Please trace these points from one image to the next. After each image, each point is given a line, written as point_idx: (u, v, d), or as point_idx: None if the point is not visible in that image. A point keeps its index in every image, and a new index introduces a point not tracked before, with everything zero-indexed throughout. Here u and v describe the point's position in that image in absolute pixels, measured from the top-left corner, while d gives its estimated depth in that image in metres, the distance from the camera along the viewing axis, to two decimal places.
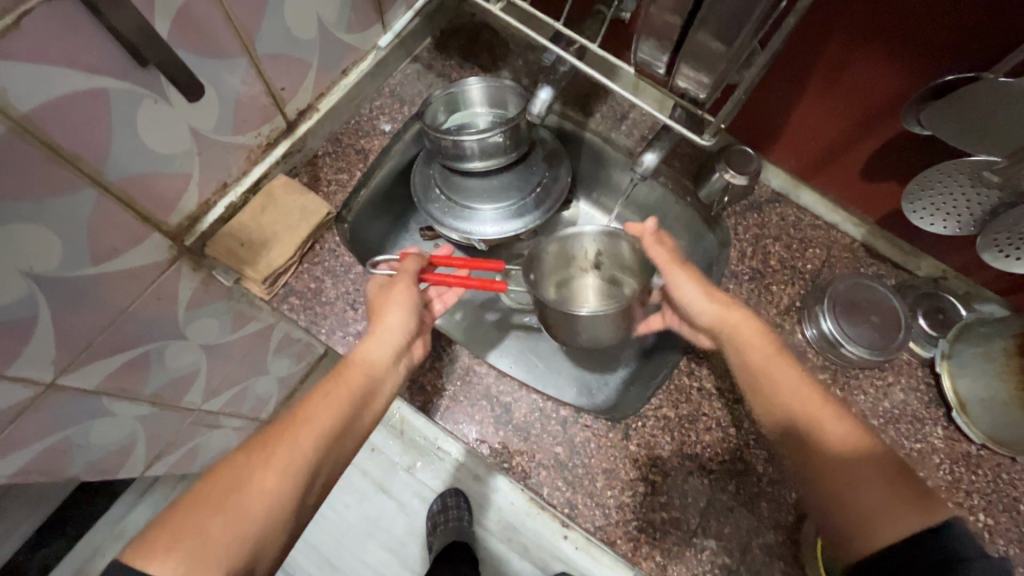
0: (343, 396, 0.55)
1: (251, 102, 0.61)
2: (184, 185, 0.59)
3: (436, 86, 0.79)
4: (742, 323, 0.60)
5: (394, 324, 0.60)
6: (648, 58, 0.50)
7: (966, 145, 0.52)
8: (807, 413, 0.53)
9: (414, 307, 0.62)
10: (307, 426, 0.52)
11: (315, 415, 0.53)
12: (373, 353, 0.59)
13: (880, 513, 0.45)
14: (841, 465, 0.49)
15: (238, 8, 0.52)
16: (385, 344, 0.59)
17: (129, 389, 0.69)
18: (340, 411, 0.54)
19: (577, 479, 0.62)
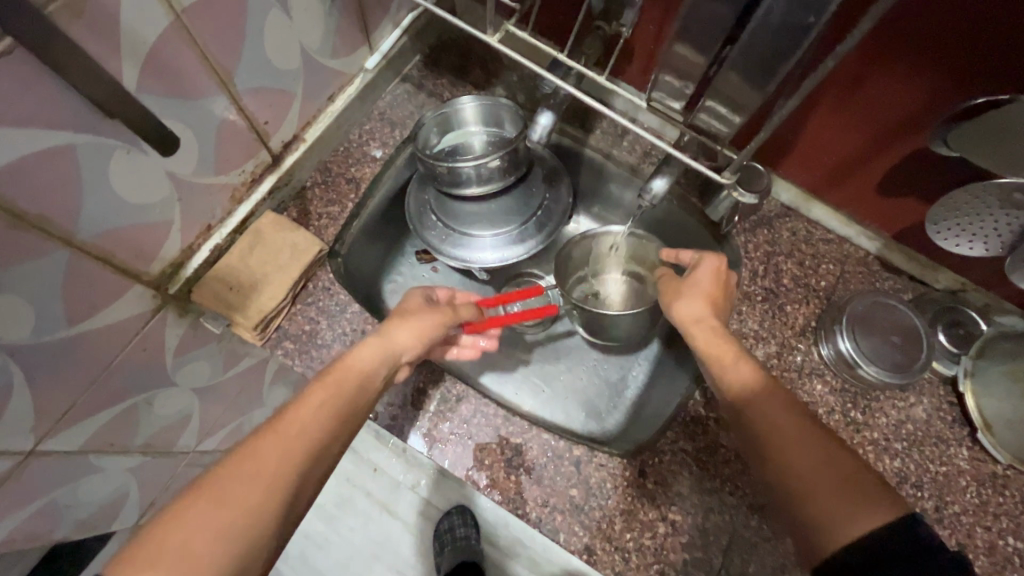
0: (326, 398, 0.50)
1: (232, 139, 0.57)
2: (166, 232, 0.56)
3: (427, 107, 0.75)
4: (709, 331, 0.59)
5: (406, 337, 0.57)
6: (663, 97, 0.49)
7: (1000, 168, 0.49)
8: (755, 414, 0.50)
9: (428, 329, 0.59)
10: (289, 430, 0.46)
11: (297, 419, 0.47)
12: (370, 359, 0.55)
13: (833, 513, 0.42)
14: (805, 469, 0.45)
15: (212, 45, 0.48)
16: (383, 356, 0.55)
17: (117, 443, 0.65)
18: (327, 417, 0.49)
19: (595, 522, 0.59)
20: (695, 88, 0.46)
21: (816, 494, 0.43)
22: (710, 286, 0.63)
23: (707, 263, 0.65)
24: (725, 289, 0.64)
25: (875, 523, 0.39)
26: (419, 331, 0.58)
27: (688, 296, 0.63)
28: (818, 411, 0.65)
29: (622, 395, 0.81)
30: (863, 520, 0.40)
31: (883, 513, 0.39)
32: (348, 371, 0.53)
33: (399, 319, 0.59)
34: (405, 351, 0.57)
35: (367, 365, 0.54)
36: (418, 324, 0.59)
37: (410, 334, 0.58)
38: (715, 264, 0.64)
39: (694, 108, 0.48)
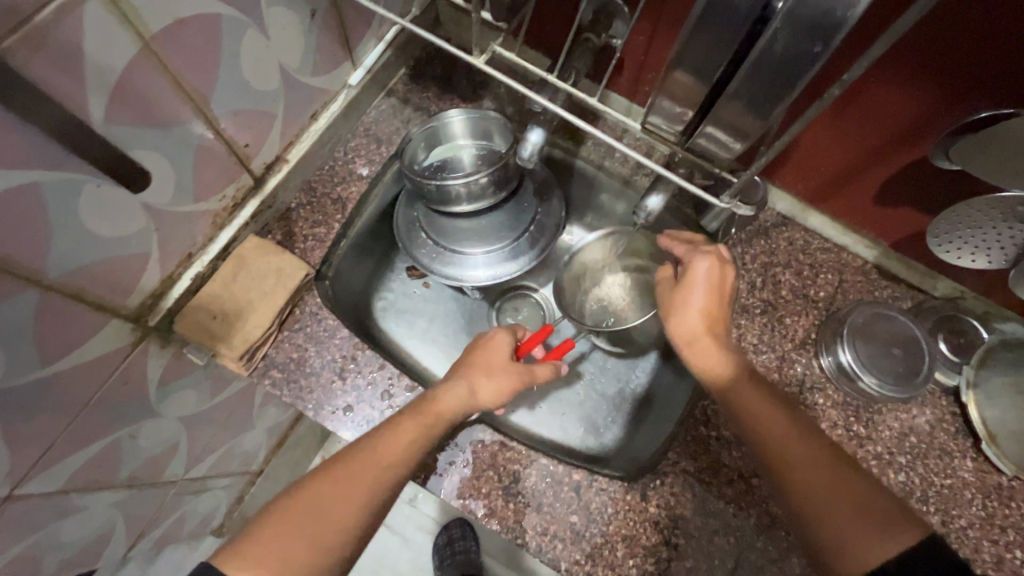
0: (414, 433, 0.53)
1: (212, 165, 0.55)
2: (144, 264, 0.53)
3: (414, 122, 0.73)
4: (708, 342, 0.57)
5: (489, 392, 0.57)
6: (661, 122, 0.47)
7: (1000, 181, 0.48)
8: (768, 432, 0.51)
9: (507, 381, 0.58)
10: (380, 463, 0.50)
11: (390, 452, 0.51)
12: (455, 404, 0.55)
13: (865, 536, 0.44)
14: (825, 490, 0.47)
15: (185, 71, 0.46)
16: (466, 401, 0.56)
17: (101, 479, 0.62)
18: (414, 450, 0.52)
19: (596, 549, 0.58)
20: (694, 115, 0.44)
21: (834, 515, 0.46)
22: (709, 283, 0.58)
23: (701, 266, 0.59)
24: (723, 293, 0.58)
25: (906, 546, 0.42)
26: (500, 390, 0.58)
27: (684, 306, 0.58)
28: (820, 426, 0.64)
29: (621, 409, 0.79)
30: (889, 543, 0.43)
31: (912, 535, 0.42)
32: (440, 413, 0.54)
33: (484, 373, 0.58)
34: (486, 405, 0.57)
35: (453, 411, 0.55)
36: (498, 381, 0.58)
37: (492, 391, 0.58)
38: (709, 266, 0.58)
39: (691, 133, 0.46)
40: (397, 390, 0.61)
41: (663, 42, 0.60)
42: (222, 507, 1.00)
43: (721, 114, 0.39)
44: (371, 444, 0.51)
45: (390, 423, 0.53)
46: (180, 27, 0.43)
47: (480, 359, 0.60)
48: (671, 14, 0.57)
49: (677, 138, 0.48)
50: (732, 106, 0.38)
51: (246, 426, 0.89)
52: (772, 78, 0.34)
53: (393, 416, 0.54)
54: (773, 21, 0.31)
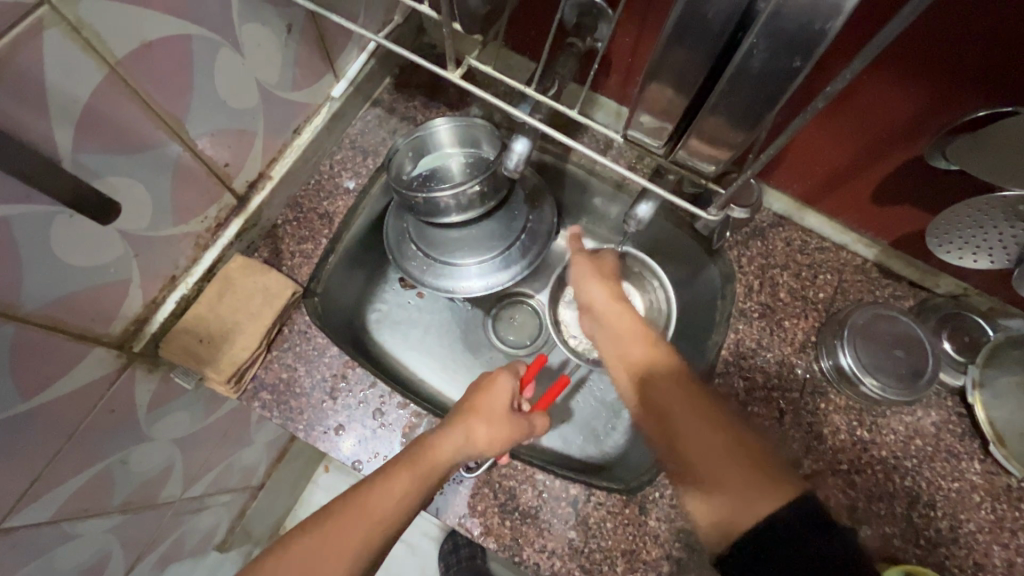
0: (407, 480, 0.50)
1: (191, 187, 0.54)
2: (125, 290, 0.52)
3: (400, 132, 0.71)
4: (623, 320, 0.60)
5: (485, 438, 0.55)
6: (643, 136, 0.44)
7: (998, 181, 0.47)
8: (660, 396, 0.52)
9: (507, 432, 0.57)
10: (373, 516, 0.48)
11: (381, 503, 0.49)
12: (450, 455, 0.53)
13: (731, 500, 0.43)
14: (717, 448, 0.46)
15: (157, 95, 0.45)
16: (461, 450, 0.54)
17: (93, 507, 0.62)
18: (410, 499, 0.49)
19: (595, 565, 0.56)
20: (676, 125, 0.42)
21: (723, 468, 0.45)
22: (596, 268, 0.66)
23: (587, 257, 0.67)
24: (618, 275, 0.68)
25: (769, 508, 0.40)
26: (498, 437, 0.56)
27: (586, 287, 0.65)
28: (823, 431, 0.62)
29: (622, 416, 0.77)
30: (758, 498, 0.41)
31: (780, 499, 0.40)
32: (434, 462, 0.52)
33: (485, 419, 0.56)
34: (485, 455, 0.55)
35: (447, 459, 0.53)
36: (495, 427, 0.56)
37: (491, 439, 0.55)
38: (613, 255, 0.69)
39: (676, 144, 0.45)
40: (389, 408, 0.60)
41: (650, 43, 0.59)
42: (223, 523, 0.99)
43: (704, 124, 0.38)
44: (363, 494, 0.49)
45: (382, 471, 0.51)
46: (148, 51, 0.42)
47: (479, 402, 0.58)
48: (658, 15, 0.56)
49: (661, 149, 0.46)
50: (715, 117, 0.36)
51: (243, 443, 0.89)
52: (753, 90, 0.33)
53: (384, 466, 0.52)
54: (752, 32, 0.30)
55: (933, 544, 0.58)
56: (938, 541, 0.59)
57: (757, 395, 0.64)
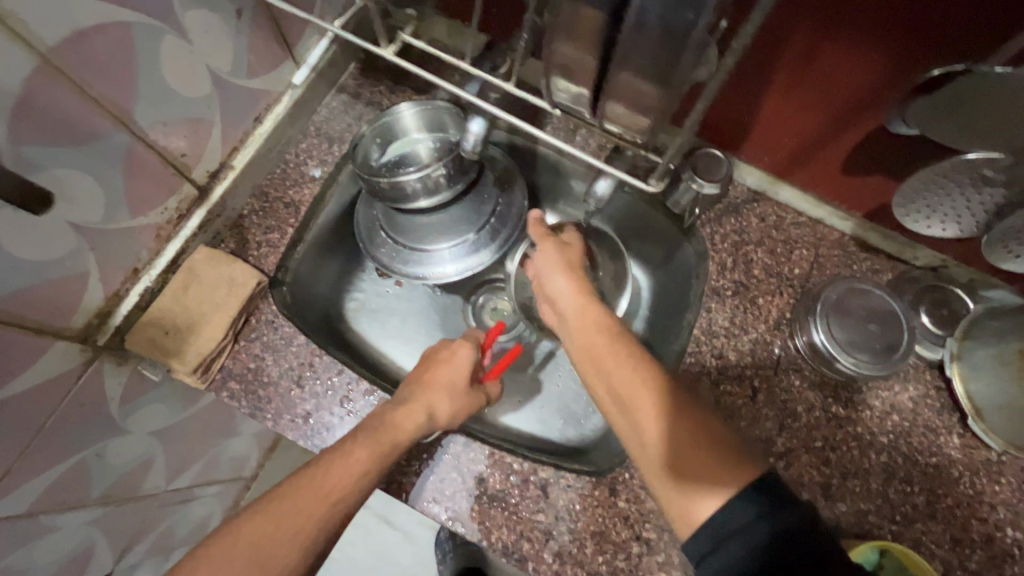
0: (367, 456, 0.53)
1: (146, 178, 0.54)
2: (84, 283, 0.53)
3: (366, 117, 0.70)
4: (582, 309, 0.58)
5: (447, 411, 0.59)
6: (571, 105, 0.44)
7: (957, 140, 0.47)
8: (621, 384, 0.50)
9: (459, 401, 0.61)
10: (329, 495, 0.51)
11: (337, 480, 0.52)
12: (409, 425, 0.56)
13: (688, 490, 0.43)
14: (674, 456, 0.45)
15: (99, 85, 0.45)
16: (421, 424, 0.57)
17: (72, 499, 0.63)
18: (366, 478, 0.53)
19: (564, 547, 0.56)
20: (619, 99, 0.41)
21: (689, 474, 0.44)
22: (564, 259, 0.62)
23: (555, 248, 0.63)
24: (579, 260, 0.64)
25: (723, 501, 0.41)
26: (459, 409, 0.60)
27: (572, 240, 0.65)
28: (797, 409, 0.61)
29: None
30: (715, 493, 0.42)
31: (729, 489, 0.41)
32: (397, 439, 0.55)
33: (444, 393, 0.60)
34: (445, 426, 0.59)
35: (410, 433, 0.56)
36: (456, 400, 0.60)
37: (449, 410, 0.59)
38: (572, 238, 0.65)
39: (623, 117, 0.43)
40: (356, 395, 0.60)
41: None
42: (216, 514, 1.00)
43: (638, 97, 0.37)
44: (319, 472, 0.52)
45: (340, 447, 0.53)
46: (82, 39, 0.42)
47: (440, 374, 0.61)
48: None
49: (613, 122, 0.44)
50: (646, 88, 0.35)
51: (228, 434, 0.89)
52: None
53: (344, 440, 0.54)
54: None
55: (908, 520, 0.58)
56: (914, 517, 0.58)
57: (730, 373, 0.63)
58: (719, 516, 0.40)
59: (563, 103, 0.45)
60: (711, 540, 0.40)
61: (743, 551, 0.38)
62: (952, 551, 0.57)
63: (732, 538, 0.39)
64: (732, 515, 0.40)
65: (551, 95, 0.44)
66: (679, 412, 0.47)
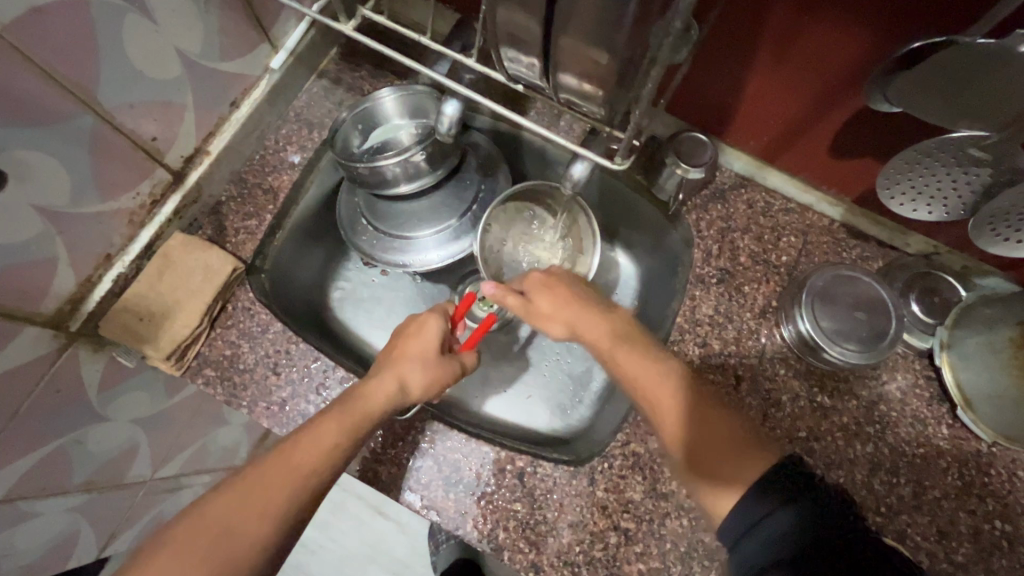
0: (336, 429, 0.52)
1: (115, 161, 0.53)
2: (54, 267, 0.52)
3: (346, 103, 0.69)
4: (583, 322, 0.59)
5: (420, 381, 0.58)
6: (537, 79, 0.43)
7: (941, 116, 0.45)
8: (645, 390, 0.53)
9: (432, 370, 0.59)
10: (298, 469, 0.49)
11: (304, 458, 0.49)
12: (380, 398, 0.55)
13: (713, 479, 0.45)
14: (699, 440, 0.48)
15: (59, 66, 0.44)
16: (392, 396, 0.56)
17: (51, 486, 0.63)
18: (336, 450, 0.50)
19: (541, 536, 0.56)
20: (583, 73, 0.40)
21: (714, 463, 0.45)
22: (553, 297, 0.61)
23: (539, 292, 0.62)
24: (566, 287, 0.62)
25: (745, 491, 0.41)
26: (432, 381, 0.59)
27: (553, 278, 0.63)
28: (782, 399, 0.60)
29: (588, 389, 0.74)
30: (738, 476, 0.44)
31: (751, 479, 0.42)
32: (368, 412, 0.54)
33: (415, 364, 0.59)
34: (418, 397, 0.58)
35: (381, 405, 0.55)
36: (430, 371, 0.59)
37: (422, 382, 0.58)
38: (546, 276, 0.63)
39: (590, 93, 0.42)
40: (333, 382, 0.60)
41: None
42: None
43: None
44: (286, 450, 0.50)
45: (307, 425, 0.52)
46: (39, 15, 0.41)
47: (409, 347, 0.60)
48: None
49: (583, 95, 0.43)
50: None
51: (217, 424, 0.89)
52: None
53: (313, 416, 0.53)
54: None
55: (893, 512, 0.56)
56: (900, 508, 0.56)
57: (714, 362, 0.61)
58: (745, 508, 0.40)
59: (520, 76, 0.45)
60: (749, 522, 0.39)
61: (780, 531, 0.37)
62: (938, 543, 0.55)
63: (767, 520, 0.39)
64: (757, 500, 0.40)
65: (503, 65, 0.44)
66: (695, 402, 0.50)
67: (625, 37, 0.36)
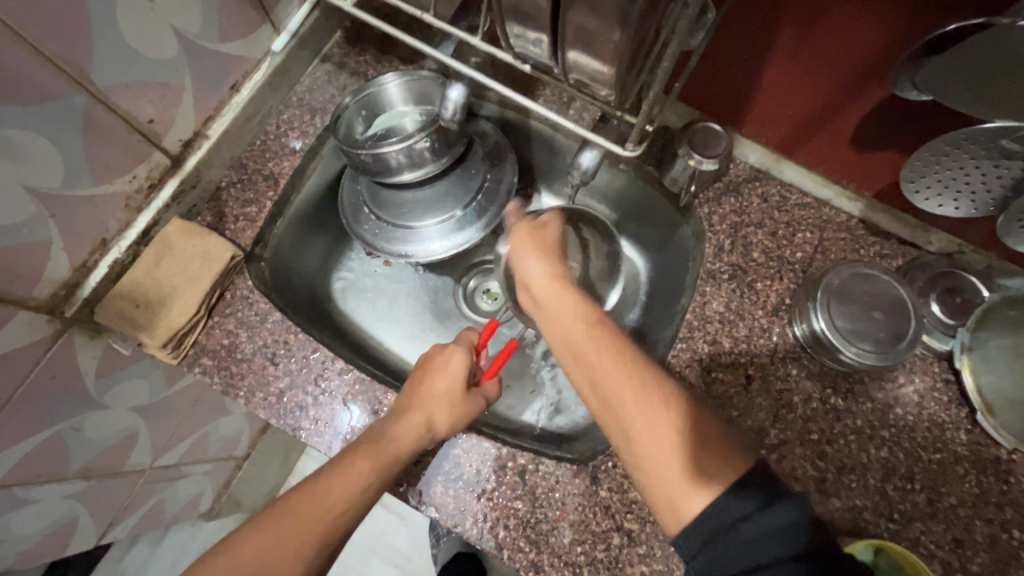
0: (369, 468, 0.51)
1: (110, 144, 0.52)
2: (47, 251, 0.51)
3: (350, 88, 0.67)
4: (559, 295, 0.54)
5: (446, 423, 0.55)
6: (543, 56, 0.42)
7: (970, 107, 0.43)
8: (602, 376, 0.47)
9: (459, 407, 0.56)
10: (332, 506, 0.50)
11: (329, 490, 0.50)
12: (406, 439, 0.54)
13: (681, 483, 0.41)
14: (665, 438, 0.43)
15: (47, 42, 0.43)
16: (418, 438, 0.54)
17: (48, 473, 0.62)
18: (364, 486, 0.51)
19: (541, 536, 0.54)
20: (595, 52, 0.38)
21: (685, 472, 0.41)
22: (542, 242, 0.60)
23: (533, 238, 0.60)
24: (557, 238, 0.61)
25: (715, 496, 0.39)
26: (461, 418, 0.56)
27: (524, 253, 0.59)
28: (793, 400, 0.58)
29: None
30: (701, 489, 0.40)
31: (719, 485, 0.40)
32: (396, 453, 0.53)
33: (439, 403, 0.56)
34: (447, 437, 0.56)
35: (408, 446, 0.54)
36: (457, 409, 0.56)
37: (449, 421, 0.55)
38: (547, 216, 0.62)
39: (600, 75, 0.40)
40: (331, 374, 0.59)
41: None
42: (208, 491, 1.00)
43: None
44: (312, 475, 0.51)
45: (340, 461, 0.52)
46: None
47: (435, 385, 0.57)
48: None
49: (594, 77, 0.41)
50: None
51: (218, 413, 0.88)
52: None
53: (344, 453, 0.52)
54: None
55: (907, 519, 0.54)
56: (913, 516, 0.54)
57: (724, 361, 0.59)
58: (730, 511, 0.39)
59: (527, 55, 0.43)
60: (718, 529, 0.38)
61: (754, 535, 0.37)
62: (953, 553, 0.53)
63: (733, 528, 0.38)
64: (723, 506, 0.39)
65: (510, 44, 0.43)
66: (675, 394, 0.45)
67: (641, 11, 0.34)
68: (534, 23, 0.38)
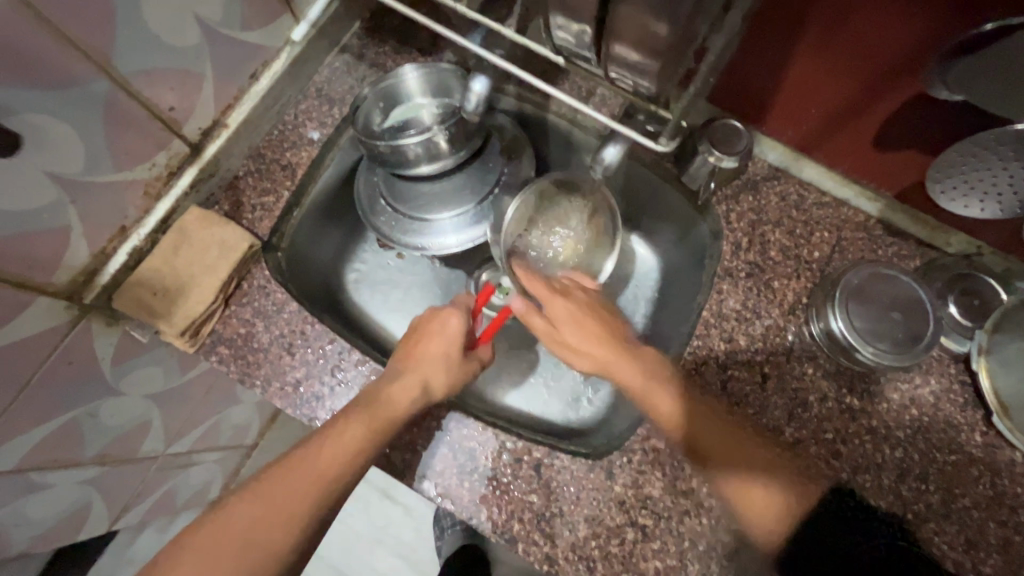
0: (362, 431, 0.53)
1: (131, 131, 0.52)
2: (66, 237, 0.51)
3: (368, 79, 0.67)
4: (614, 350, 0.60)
5: (442, 385, 0.59)
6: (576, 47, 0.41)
7: (1002, 109, 0.42)
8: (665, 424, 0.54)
9: (452, 368, 0.60)
10: (328, 473, 0.53)
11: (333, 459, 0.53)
12: (403, 398, 0.56)
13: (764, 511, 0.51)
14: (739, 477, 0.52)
15: (73, 26, 0.43)
16: (415, 397, 0.56)
17: (64, 458, 0.62)
18: (363, 452, 0.53)
19: (555, 529, 0.54)
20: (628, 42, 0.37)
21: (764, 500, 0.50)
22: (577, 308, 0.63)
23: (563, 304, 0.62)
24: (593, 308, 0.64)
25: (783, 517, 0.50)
26: (454, 383, 0.60)
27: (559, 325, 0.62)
28: (808, 399, 0.58)
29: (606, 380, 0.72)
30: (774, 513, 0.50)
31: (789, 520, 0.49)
32: (393, 412, 0.55)
33: (433, 365, 0.59)
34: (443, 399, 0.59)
35: (404, 406, 0.56)
36: (452, 372, 0.60)
37: (445, 384, 0.59)
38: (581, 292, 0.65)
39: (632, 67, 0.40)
40: (347, 365, 0.59)
41: None
42: (217, 479, 1.00)
43: None
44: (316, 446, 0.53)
45: (334, 428, 0.54)
46: None
47: (429, 346, 0.60)
48: None
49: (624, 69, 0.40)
50: None
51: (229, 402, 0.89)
52: None
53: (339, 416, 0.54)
54: None
55: (920, 520, 0.54)
56: (927, 516, 0.55)
57: (739, 359, 0.59)
58: None
59: (563, 46, 0.43)
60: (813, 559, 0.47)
61: None
62: (966, 554, 0.54)
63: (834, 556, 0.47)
64: None
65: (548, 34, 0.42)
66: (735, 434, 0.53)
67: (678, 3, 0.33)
68: (574, 13, 0.38)
